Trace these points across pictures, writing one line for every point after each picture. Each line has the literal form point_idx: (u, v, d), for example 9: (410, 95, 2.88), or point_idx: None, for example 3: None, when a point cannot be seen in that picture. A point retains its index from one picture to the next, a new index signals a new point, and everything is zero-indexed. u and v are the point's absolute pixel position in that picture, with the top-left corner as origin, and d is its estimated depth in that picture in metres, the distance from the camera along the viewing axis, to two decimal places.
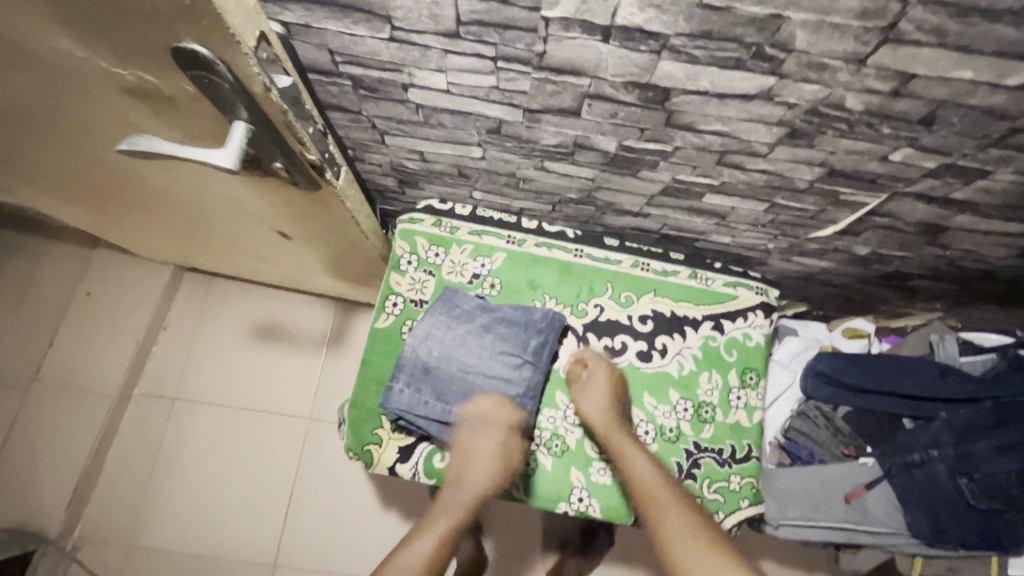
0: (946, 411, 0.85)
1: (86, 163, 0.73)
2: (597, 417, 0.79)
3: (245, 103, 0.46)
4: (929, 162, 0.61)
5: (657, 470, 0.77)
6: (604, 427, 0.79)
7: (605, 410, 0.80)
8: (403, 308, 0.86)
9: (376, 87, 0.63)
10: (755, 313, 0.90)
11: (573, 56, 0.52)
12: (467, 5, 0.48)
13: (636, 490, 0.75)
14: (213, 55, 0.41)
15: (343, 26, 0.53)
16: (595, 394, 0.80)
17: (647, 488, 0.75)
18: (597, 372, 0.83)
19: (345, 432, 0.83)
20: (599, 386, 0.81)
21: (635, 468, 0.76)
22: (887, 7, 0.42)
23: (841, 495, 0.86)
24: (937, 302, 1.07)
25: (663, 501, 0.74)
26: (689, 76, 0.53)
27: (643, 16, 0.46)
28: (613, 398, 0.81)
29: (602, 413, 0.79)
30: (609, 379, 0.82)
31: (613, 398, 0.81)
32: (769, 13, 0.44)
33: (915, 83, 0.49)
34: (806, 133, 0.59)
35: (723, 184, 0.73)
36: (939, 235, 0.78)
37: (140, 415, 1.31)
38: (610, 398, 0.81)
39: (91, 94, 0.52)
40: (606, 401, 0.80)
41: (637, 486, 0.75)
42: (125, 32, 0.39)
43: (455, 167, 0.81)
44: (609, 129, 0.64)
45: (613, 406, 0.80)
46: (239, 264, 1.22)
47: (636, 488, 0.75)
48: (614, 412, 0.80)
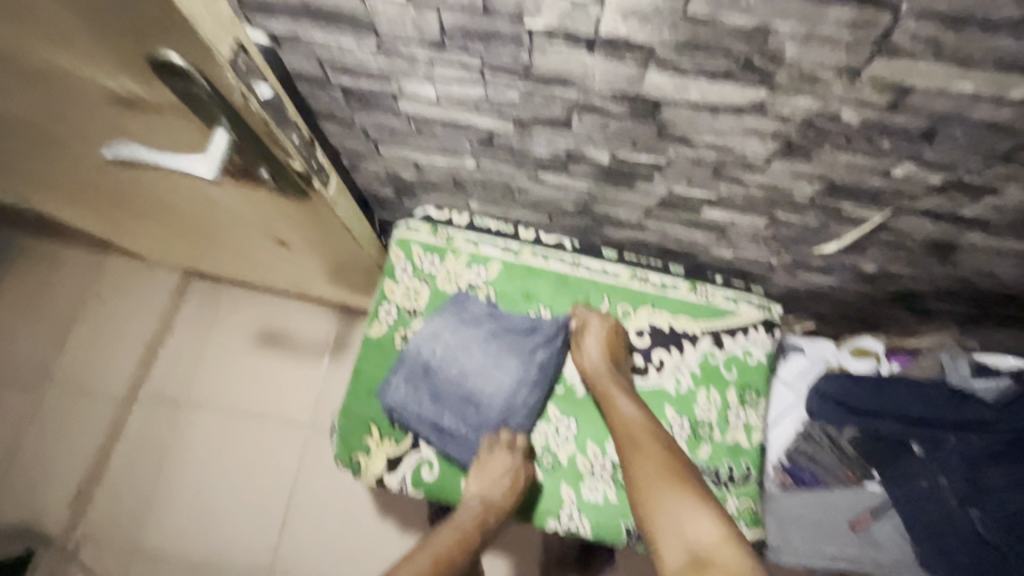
0: (957, 435, 0.80)
1: (90, 171, 0.74)
2: (588, 360, 0.80)
3: (225, 112, 0.46)
4: (934, 178, 0.59)
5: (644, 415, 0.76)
6: (594, 370, 0.80)
7: (599, 357, 0.80)
8: (396, 316, 0.85)
9: (367, 98, 0.63)
10: (756, 329, 0.87)
11: (559, 67, 0.52)
12: (451, 15, 0.48)
13: (619, 431, 0.75)
14: (190, 65, 0.41)
15: (330, 36, 0.53)
16: (592, 343, 0.81)
17: (630, 429, 0.74)
18: (599, 325, 0.83)
19: (334, 441, 0.83)
20: (598, 337, 0.82)
21: (621, 411, 0.76)
22: (877, 19, 0.40)
23: (845, 521, 0.83)
24: (952, 323, 1.03)
25: (644, 443, 0.72)
26: (678, 89, 0.51)
27: (626, 27, 0.45)
28: (611, 349, 0.81)
29: (594, 358, 0.80)
30: (611, 334, 0.82)
31: (611, 347, 0.81)
32: (755, 24, 0.43)
33: (914, 97, 0.47)
34: (803, 147, 0.57)
35: (721, 198, 0.72)
36: (949, 253, 0.75)
37: (143, 419, 1.30)
38: (608, 348, 0.81)
39: (82, 102, 0.53)
40: (602, 350, 0.81)
41: (621, 427, 0.75)
42: (107, 40, 0.40)
43: (450, 177, 0.81)
44: (601, 141, 0.63)
45: (608, 355, 0.81)
46: (243, 270, 1.23)
47: (619, 428, 0.75)
48: (609, 361, 0.80)
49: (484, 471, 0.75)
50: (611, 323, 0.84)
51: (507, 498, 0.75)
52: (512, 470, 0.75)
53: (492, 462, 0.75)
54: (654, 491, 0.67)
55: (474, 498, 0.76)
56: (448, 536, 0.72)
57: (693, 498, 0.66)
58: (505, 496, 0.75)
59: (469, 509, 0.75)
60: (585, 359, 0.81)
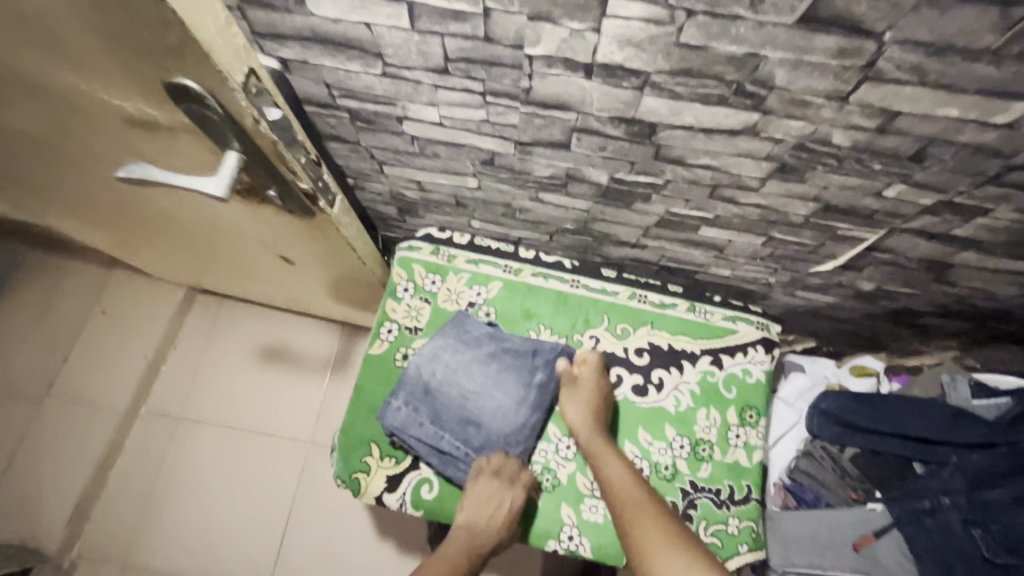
0: (958, 455, 0.81)
1: (100, 190, 0.77)
2: (578, 414, 0.79)
3: (235, 135, 0.48)
4: (925, 199, 0.60)
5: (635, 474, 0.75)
6: (585, 426, 0.78)
7: (584, 414, 0.79)
8: (397, 334, 0.86)
9: (373, 120, 0.65)
10: (755, 348, 0.88)
11: (558, 91, 0.54)
12: (454, 43, 0.50)
13: (613, 498, 0.73)
14: (203, 90, 0.43)
15: (337, 62, 0.56)
16: (577, 399, 0.80)
17: (623, 495, 0.73)
18: (585, 379, 0.81)
19: (334, 459, 0.83)
20: (584, 391, 0.80)
21: (611, 475, 0.75)
22: (863, 47, 0.42)
23: (848, 542, 0.80)
24: (952, 342, 1.03)
25: (638, 504, 0.72)
26: (673, 112, 0.53)
27: (623, 54, 0.47)
28: (597, 405, 0.80)
29: (584, 412, 0.79)
30: (597, 387, 0.81)
31: (600, 401, 0.80)
32: (746, 52, 0.44)
33: (901, 120, 0.49)
34: (796, 168, 0.58)
35: (718, 218, 0.73)
36: (944, 272, 0.76)
37: (144, 434, 1.33)
38: (594, 405, 0.80)
39: (97, 125, 0.55)
40: (588, 406, 0.79)
41: (613, 493, 0.73)
42: (125, 66, 0.41)
43: (452, 197, 0.83)
44: (599, 162, 0.65)
45: (594, 412, 0.79)
46: (246, 287, 1.24)
47: (612, 495, 0.73)
48: (595, 417, 0.79)
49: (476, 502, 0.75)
50: (599, 372, 0.82)
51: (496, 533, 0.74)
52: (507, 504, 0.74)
53: (487, 490, 0.75)
54: (657, 558, 0.66)
55: (462, 526, 0.76)
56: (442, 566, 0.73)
57: (698, 563, 0.65)
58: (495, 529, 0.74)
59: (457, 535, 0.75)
60: (576, 412, 0.79)
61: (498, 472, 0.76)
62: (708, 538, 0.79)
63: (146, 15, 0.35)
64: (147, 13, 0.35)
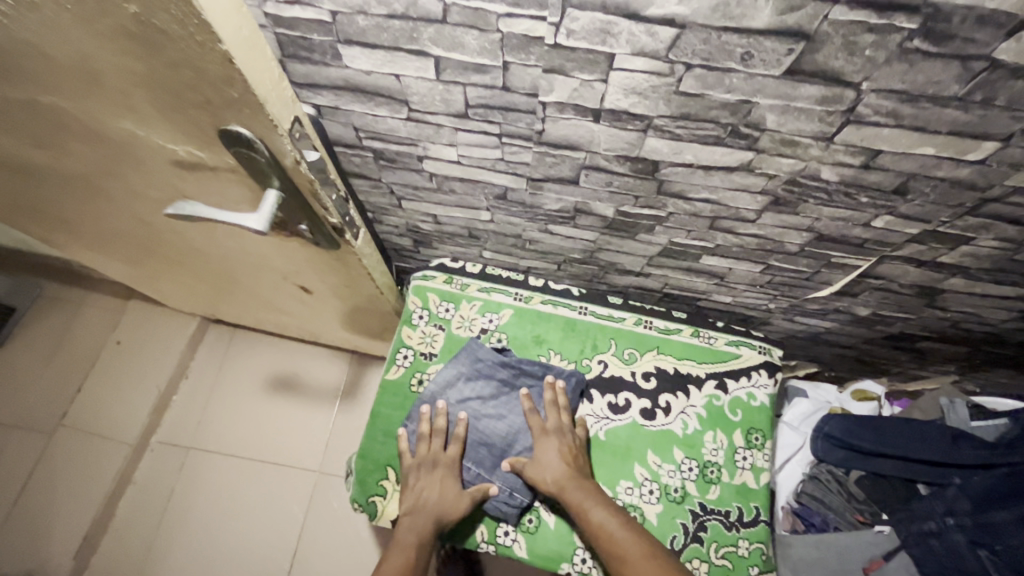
0: (960, 476, 0.82)
1: (135, 225, 0.81)
2: (548, 475, 0.77)
3: (277, 174, 0.53)
4: (911, 229, 0.64)
5: (619, 522, 0.73)
6: (557, 484, 0.77)
7: (559, 470, 0.78)
8: (412, 360, 0.89)
9: (395, 159, 0.70)
10: (758, 372, 0.91)
11: (568, 133, 0.58)
12: (474, 92, 0.55)
13: (605, 546, 0.71)
14: (253, 135, 0.48)
15: (367, 108, 0.61)
16: (547, 456, 0.79)
17: (618, 539, 0.71)
18: (556, 435, 0.81)
19: (351, 483, 0.85)
20: (555, 447, 0.80)
21: (599, 521, 0.73)
22: (844, 94, 0.47)
23: (858, 565, 0.81)
24: (950, 365, 1.06)
25: (625, 551, 0.70)
26: (674, 151, 0.58)
27: (628, 100, 0.52)
28: (567, 456, 0.79)
29: (553, 471, 0.78)
30: (564, 438, 0.81)
31: (568, 455, 0.80)
32: (739, 99, 0.49)
33: (883, 158, 0.54)
34: (789, 201, 0.63)
35: (718, 247, 0.77)
36: (936, 297, 0.80)
37: (155, 464, 1.33)
38: (564, 461, 0.79)
39: (147, 167, 0.59)
40: (562, 462, 0.79)
41: (603, 541, 0.72)
42: (183, 115, 0.46)
43: (465, 229, 0.88)
44: (606, 196, 0.69)
45: (564, 466, 0.78)
46: (262, 317, 1.28)
47: (606, 544, 0.71)
48: (569, 468, 0.78)
49: (417, 493, 0.77)
50: (562, 421, 0.83)
51: (437, 514, 0.75)
52: (444, 488, 0.78)
53: (420, 482, 0.78)
54: None
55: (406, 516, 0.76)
56: (400, 556, 0.72)
57: None
58: (439, 508, 0.76)
59: (404, 524, 0.75)
60: (544, 473, 0.78)
61: (421, 462, 0.79)
62: (719, 561, 0.80)
63: (211, 74, 0.40)
64: (215, 73, 0.40)
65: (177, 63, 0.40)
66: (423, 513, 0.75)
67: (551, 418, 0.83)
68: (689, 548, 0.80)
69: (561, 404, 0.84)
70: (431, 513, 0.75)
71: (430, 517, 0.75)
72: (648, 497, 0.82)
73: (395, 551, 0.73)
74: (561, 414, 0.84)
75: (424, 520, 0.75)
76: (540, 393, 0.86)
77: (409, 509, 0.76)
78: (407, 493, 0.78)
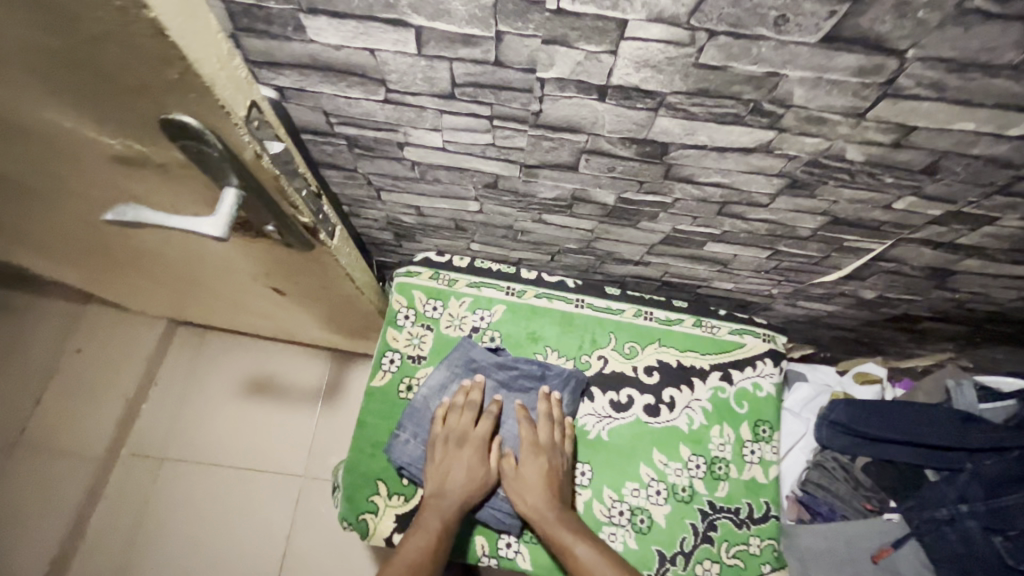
0: (972, 461, 0.81)
1: (81, 228, 0.72)
2: (528, 501, 0.73)
3: (234, 170, 0.45)
4: (934, 211, 0.60)
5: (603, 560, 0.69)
6: (540, 515, 0.73)
7: (541, 497, 0.73)
8: (400, 364, 0.83)
9: (372, 146, 0.63)
10: (764, 361, 0.87)
11: (569, 114, 0.52)
12: (462, 68, 0.48)
13: None
14: (202, 124, 0.40)
15: (337, 89, 0.53)
16: (531, 477, 0.75)
17: None
18: (546, 456, 0.76)
19: (339, 499, 0.79)
20: (540, 468, 0.75)
21: (582, 558, 0.69)
22: (884, 64, 0.41)
23: (866, 554, 0.79)
24: (948, 343, 1.04)
25: None
26: (687, 132, 0.52)
27: (640, 75, 0.46)
28: (551, 486, 0.75)
29: (536, 500, 0.73)
30: (550, 461, 0.76)
31: (554, 486, 0.75)
32: (766, 71, 0.43)
33: (917, 135, 0.48)
34: (807, 183, 0.58)
35: (724, 234, 0.72)
36: (947, 279, 0.77)
37: (126, 476, 1.26)
38: (548, 487, 0.74)
39: (84, 165, 0.51)
40: (545, 489, 0.74)
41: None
42: (116, 104, 0.38)
43: (452, 221, 0.81)
44: (607, 182, 0.63)
45: (550, 495, 0.74)
46: (234, 319, 1.19)
47: None
48: (552, 496, 0.74)
49: (442, 470, 0.75)
50: (554, 440, 0.78)
51: (466, 493, 0.73)
52: (470, 461, 0.75)
53: (439, 453, 0.76)
54: None
55: (433, 495, 0.73)
56: (423, 538, 0.69)
57: None
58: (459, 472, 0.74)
59: (429, 506, 0.72)
60: (526, 500, 0.74)
61: (449, 432, 0.77)
62: (731, 560, 0.77)
63: (142, 52, 0.33)
64: (147, 50, 0.32)
65: (98, 36, 0.32)
66: (450, 495, 0.73)
67: (543, 434, 0.78)
68: (700, 549, 0.77)
69: (553, 422, 0.79)
70: (458, 493, 0.73)
71: (457, 498, 0.73)
72: (655, 497, 0.79)
73: (416, 532, 0.70)
74: (555, 428, 0.79)
75: (449, 502, 0.73)
76: (536, 403, 0.81)
77: (434, 489, 0.74)
78: (434, 468, 0.75)
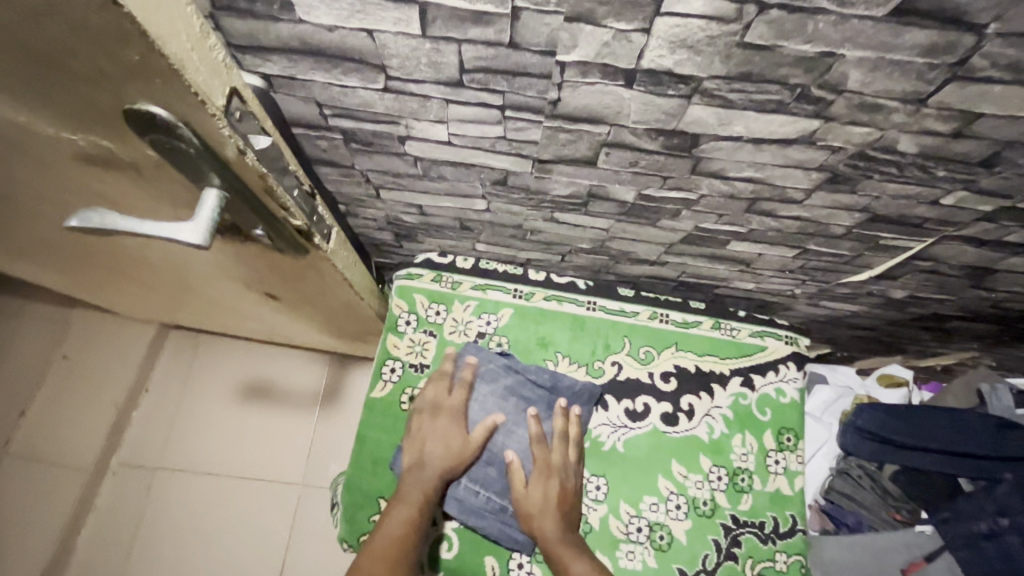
0: (1009, 472, 0.76)
1: (55, 232, 0.67)
2: (532, 514, 0.69)
3: (215, 168, 0.40)
4: (985, 206, 0.55)
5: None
6: (541, 529, 0.68)
7: (550, 515, 0.69)
8: (401, 374, 0.79)
9: (371, 141, 0.57)
10: (787, 365, 0.82)
11: (590, 103, 0.47)
12: (472, 51, 0.43)
13: None
14: (174, 117, 0.35)
15: (331, 77, 0.48)
16: (538, 495, 0.70)
17: None
18: (558, 475, 0.71)
19: (337, 519, 0.74)
20: (550, 487, 0.71)
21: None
22: (958, 42, 0.36)
23: (897, 566, 0.76)
24: (974, 342, 1.00)
25: None
26: (721, 122, 0.47)
27: (674, 57, 0.40)
28: (559, 506, 0.70)
29: (541, 514, 0.69)
30: (560, 481, 0.71)
31: (563, 505, 0.70)
32: (820, 51, 0.38)
33: (981, 123, 0.43)
34: (849, 178, 0.53)
35: (751, 232, 0.67)
36: (985, 278, 0.72)
37: (118, 488, 1.20)
38: (557, 504, 0.70)
39: (46, 164, 0.46)
40: (551, 505, 0.69)
41: None
42: (71, 94, 0.33)
43: (456, 220, 0.75)
44: (628, 178, 0.58)
45: (558, 513, 0.69)
46: (225, 323, 1.13)
47: None
48: (558, 513, 0.69)
49: (421, 441, 0.71)
50: (568, 459, 0.73)
51: (446, 465, 0.70)
52: (450, 432, 0.72)
53: (421, 429, 0.72)
54: None
55: (411, 466, 0.70)
56: (404, 513, 0.66)
57: None
58: (447, 464, 0.70)
59: (408, 478, 0.69)
60: (528, 510, 0.69)
61: (429, 406, 0.74)
62: None
63: (92, 30, 0.27)
64: (98, 26, 0.27)
65: (38, 10, 0.26)
66: (429, 467, 0.70)
67: (557, 452, 0.73)
68: (723, 567, 0.73)
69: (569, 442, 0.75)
70: (436, 464, 0.70)
71: (437, 469, 0.70)
72: (674, 513, 0.74)
73: (398, 505, 0.67)
74: (568, 446, 0.74)
75: (429, 474, 0.69)
76: (552, 417, 0.76)
77: (413, 463, 0.70)
78: (411, 438, 0.72)
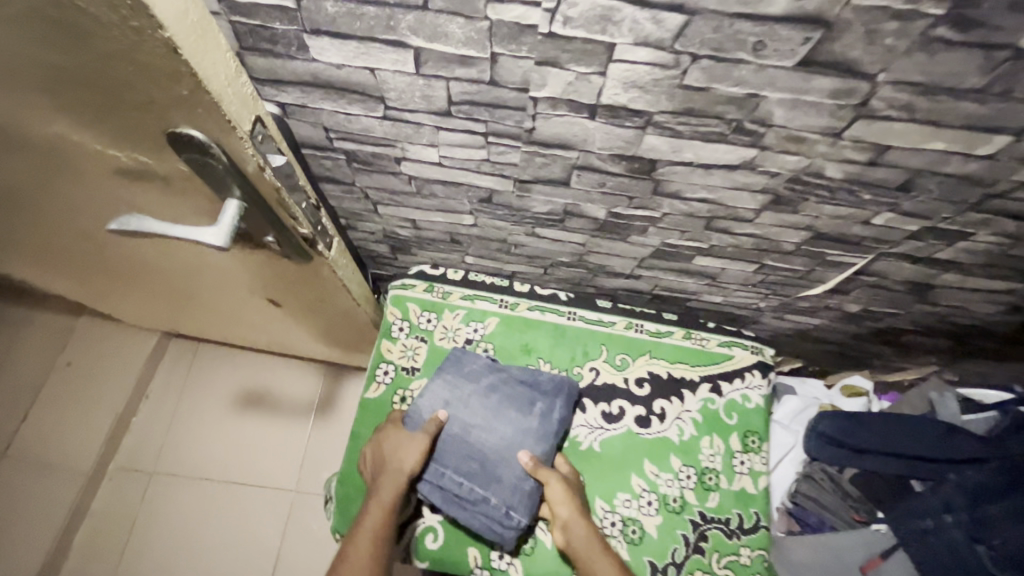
0: (955, 472, 0.82)
1: (79, 240, 0.73)
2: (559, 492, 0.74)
3: (238, 182, 0.47)
4: (911, 226, 0.62)
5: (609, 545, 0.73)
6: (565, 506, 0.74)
7: (569, 493, 0.75)
8: (393, 376, 0.85)
9: (370, 161, 0.65)
10: (752, 373, 0.89)
11: (560, 131, 0.54)
12: (458, 87, 0.50)
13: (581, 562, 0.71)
14: (208, 139, 0.42)
15: (338, 105, 0.55)
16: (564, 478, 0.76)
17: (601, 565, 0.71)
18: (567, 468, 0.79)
19: (331, 511, 0.80)
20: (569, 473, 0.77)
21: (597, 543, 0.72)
22: (857, 87, 0.44)
23: (857, 564, 0.79)
24: (932, 356, 1.06)
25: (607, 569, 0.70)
26: (673, 150, 0.54)
27: (627, 95, 0.48)
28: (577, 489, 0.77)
29: (566, 493, 0.74)
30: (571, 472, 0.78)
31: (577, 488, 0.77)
32: (747, 93, 0.46)
33: (892, 153, 0.51)
34: (789, 200, 0.60)
35: (712, 248, 0.74)
36: (927, 293, 0.79)
37: (115, 492, 1.24)
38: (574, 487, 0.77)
39: (87, 178, 0.52)
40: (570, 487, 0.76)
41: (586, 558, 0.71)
42: (125, 120, 0.40)
43: (447, 234, 0.82)
44: (598, 198, 0.65)
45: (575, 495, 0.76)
46: (227, 331, 1.19)
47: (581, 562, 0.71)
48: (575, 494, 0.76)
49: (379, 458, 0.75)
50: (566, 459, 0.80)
51: (396, 477, 0.73)
52: (398, 446, 0.75)
53: (382, 445, 0.76)
54: None
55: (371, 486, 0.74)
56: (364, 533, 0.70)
57: None
58: (398, 475, 0.73)
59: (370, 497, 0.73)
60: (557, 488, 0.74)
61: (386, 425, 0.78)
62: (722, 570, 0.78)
63: (154, 70, 0.35)
64: (159, 68, 0.34)
65: (113, 54, 0.33)
66: (383, 483, 0.73)
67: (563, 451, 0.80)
68: (691, 560, 0.78)
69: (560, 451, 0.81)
70: (388, 479, 0.73)
71: (390, 484, 0.72)
72: (645, 508, 0.80)
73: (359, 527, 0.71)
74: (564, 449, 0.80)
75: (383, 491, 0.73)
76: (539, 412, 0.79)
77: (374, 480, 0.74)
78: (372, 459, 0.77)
